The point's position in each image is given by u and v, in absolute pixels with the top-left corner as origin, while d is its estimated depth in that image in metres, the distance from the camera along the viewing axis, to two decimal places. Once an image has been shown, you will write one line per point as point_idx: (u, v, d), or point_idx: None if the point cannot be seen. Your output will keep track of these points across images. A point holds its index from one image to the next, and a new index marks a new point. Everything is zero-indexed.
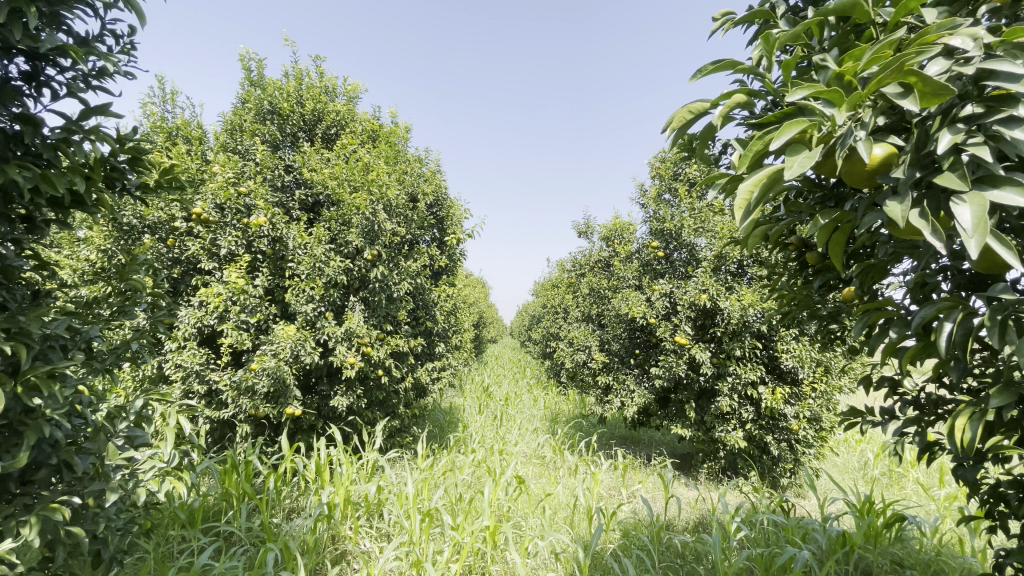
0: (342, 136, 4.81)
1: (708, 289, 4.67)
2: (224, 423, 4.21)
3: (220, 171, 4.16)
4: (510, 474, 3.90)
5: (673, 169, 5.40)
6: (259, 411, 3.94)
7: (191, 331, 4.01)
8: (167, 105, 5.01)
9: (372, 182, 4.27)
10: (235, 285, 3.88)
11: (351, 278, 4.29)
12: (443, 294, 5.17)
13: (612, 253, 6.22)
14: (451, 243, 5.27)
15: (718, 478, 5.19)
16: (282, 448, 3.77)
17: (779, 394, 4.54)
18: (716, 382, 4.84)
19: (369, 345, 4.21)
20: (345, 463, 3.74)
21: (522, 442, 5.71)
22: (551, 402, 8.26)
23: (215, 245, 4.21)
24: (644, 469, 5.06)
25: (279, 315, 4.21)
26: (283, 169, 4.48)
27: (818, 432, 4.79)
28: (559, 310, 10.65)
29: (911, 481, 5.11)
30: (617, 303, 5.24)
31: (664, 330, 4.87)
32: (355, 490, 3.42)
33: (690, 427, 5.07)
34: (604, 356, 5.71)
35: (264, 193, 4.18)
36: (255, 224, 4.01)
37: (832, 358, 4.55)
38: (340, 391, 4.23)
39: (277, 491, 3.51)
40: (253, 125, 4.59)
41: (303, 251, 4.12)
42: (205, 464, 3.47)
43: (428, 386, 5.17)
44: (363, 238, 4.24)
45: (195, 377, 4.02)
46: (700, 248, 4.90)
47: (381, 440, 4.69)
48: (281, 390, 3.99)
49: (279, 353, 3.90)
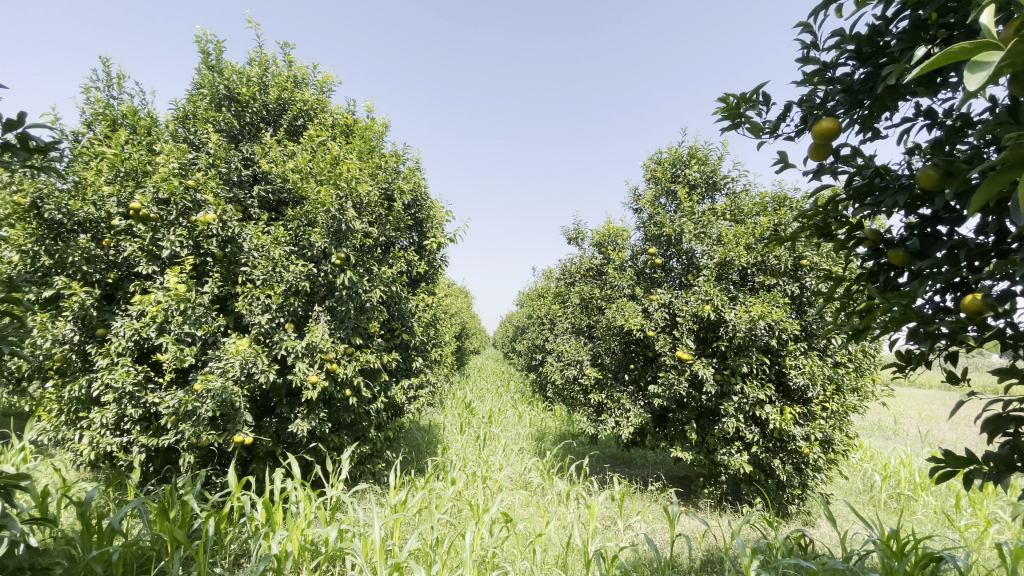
0: (309, 127, 4.32)
1: (711, 299, 4.28)
2: (165, 451, 3.63)
3: (164, 162, 3.62)
4: (496, 511, 3.41)
5: (670, 171, 5.03)
6: (203, 438, 3.39)
7: (126, 346, 3.45)
8: (111, 90, 4.44)
9: (341, 177, 3.79)
10: (175, 292, 3.31)
11: (316, 285, 3.79)
12: (422, 303, 4.67)
13: (605, 260, 5.80)
14: (430, 247, 4.78)
15: (721, 505, 4.77)
16: (229, 481, 3.22)
17: (789, 414, 4.15)
18: (721, 401, 4.44)
19: (335, 361, 3.71)
20: (303, 500, 3.22)
21: (508, 465, 5.23)
22: (537, 420, 7.78)
23: (157, 246, 3.65)
24: (643, 496, 4.62)
25: (231, 327, 3.68)
26: (239, 162, 3.97)
27: (829, 455, 4.42)
28: (544, 320, 10.21)
29: (922, 506, 4.79)
30: (612, 314, 4.82)
31: (664, 344, 4.46)
32: (313, 534, 2.92)
33: (690, 450, 4.64)
34: (597, 372, 5.26)
35: (215, 186, 3.66)
36: (202, 222, 3.49)
37: (843, 375, 4.20)
38: (301, 414, 3.70)
39: (221, 535, 2.97)
40: (208, 112, 4.07)
41: (259, 253, 3.62)
42: (132, 504, 2.89)
43: (404, 406, 4.67)
44: (328, 239, 3.75)
45: (129, 400, 3.45)
46: (701, 256, 4.53)
47: (350, 468, 4.17)
48: (229, 414, 3.45)
49: (227, 371, 3.37)
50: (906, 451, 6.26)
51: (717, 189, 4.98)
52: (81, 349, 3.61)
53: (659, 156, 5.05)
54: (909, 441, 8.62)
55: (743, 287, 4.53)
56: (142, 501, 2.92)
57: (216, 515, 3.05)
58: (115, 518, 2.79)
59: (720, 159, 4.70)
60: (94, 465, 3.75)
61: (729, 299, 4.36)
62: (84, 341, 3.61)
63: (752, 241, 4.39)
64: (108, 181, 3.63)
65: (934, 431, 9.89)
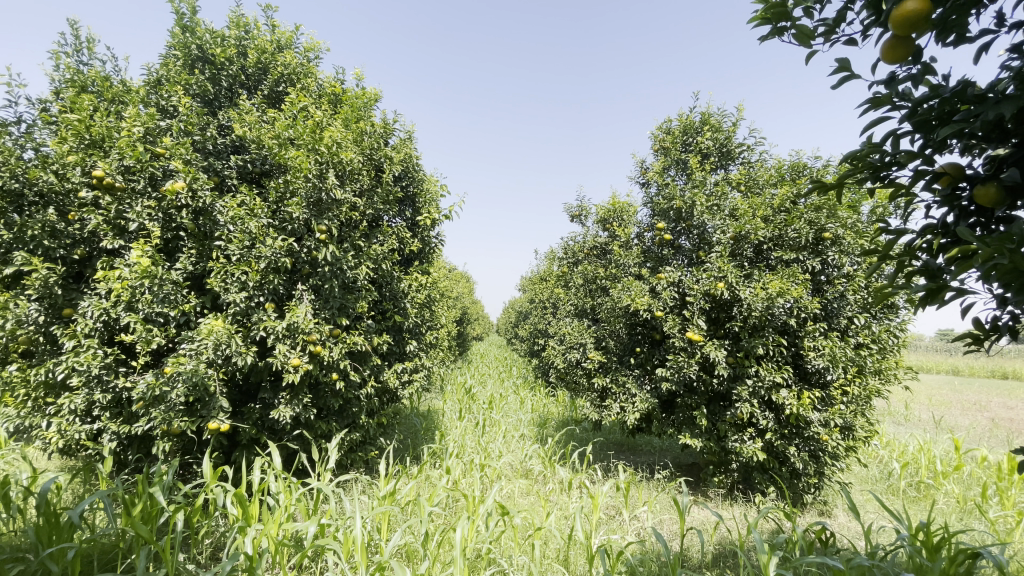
0: (290, 92, 3.99)
1: (725, 276, 3.98)
2: (139, 439, 3.40)
3: (129, 127, 3.32)
4: (492, 503, 3.17)
5: (680, 141, 4.69)
6: (174, 425, 3.14)
7: (93, 326, 3.20)
8: (79, 53, 4.13)
9: (321, 143, 3.47)
10: (141, 267, 3.05)
11: (298, 261, 3.52)
12: (415, 282, 4.39)
13: (610, 238, 5.48)
14: (424, 224, 4.49)
15: (731, 494, 4.53)
16: (204, 471, 2.98)
17: (807, 399, 3.88)
18: (734, 385, 4.16)
19: (319, 343, 3.45)
20: (284, 492, 2.99)
21: (508, 452, 5.00)
22: (539, 405, 7.54)
23: (124, 220, 3.38)
24: (650, 486, 4.38)
25: (207, 307, 3.42)
26: (214, 129, 3.67)
27: (849, 443, 4.16)
28: (547, 305, 9.93)
29: (944, 495, 4.54)
30: (617, 294, 4.52)
31: (673, 324, 4.18)
32: (292, 529, 2.68)
33: (700, 437, 4.38)
34: (601, 355, 4.98)
35: (185, 154, 3.37)
36: (170, 191, 3.20)
37: (866, 358, 3.91)
38: (283, 400, 3.46)
39: (192, 530, 2.73)
40: (180, 75, 3.76)
41: (235, 227, 3.35)
42: (95, 497, 2.65)
43: (398, 391, 4.42)
44: (308, 210, 3.47)
45: (97, 384, 3.21)
46: (713, 231, 4.22)
47: (339, 456, 3.94)
48: (203, 400, 3.21)
49: (200, 354, 3.12)
50: (925, 438, 5.99)
51: (730, 159, 4.64)
52: (47, 330, 3.36)
53: (667, 125, 4.71)
54: (922, 427, 8.37)
55: (758, 264, 4.24)
56: (106, 494, 2.68)
57: (188, 509, 2.81)
58: (75, 512, 2.55)
59: (734, 126, 4.35)
60: (66, 454, 3.53)
61: (743, 276, 4.06)
62: (50, 322, 3.36)
63: (769, 214, 4.08)
64: (71, 148, 3.35)
65: (947, 416, 9.62)
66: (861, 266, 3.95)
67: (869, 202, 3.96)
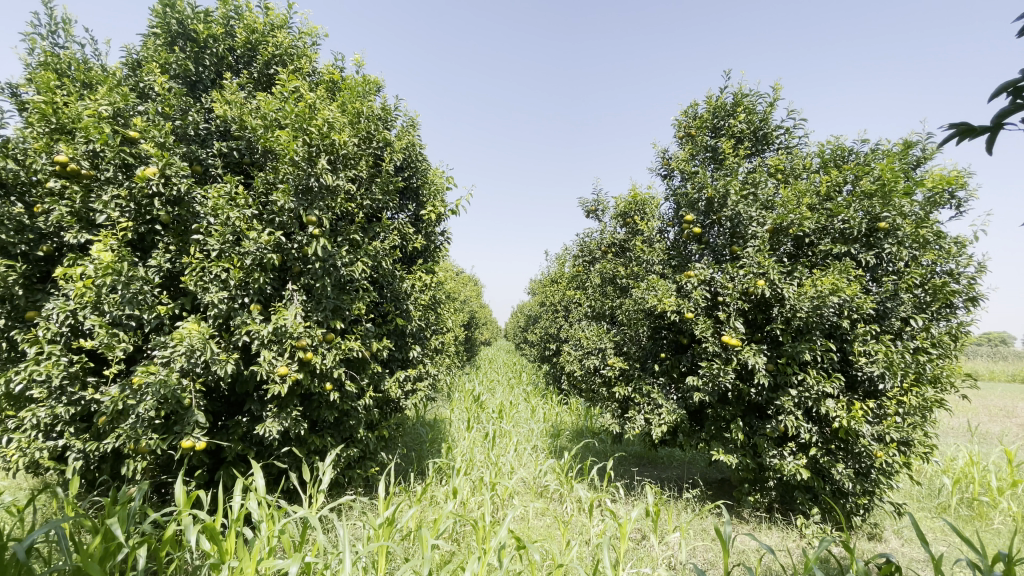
0: (281, 73, 3.63)
1: (766, 273, 3.55)
2: (110, 457, 3.04)
3: (94, 107, 2.97)
4: (507, 535, 2.75)
5: (709, 125, 4.27)
6: (143, 444, 2.76)
7: (56, 330, 2.85)
8: (58, 37, 3.85)
9: (312, 124, 3.09)
10: (102, 262, 2.68)
11: (287, 258, 3.14)
12: (420, 282, 4.00)
13: (630, 234, 5.08)
14: (429, 218, 4.10)
15: (769, 516, 4.09)
16: (176, 496, 2.59)
17: (860, 411, 3.43)
18: (775, 395, 3.73)
19: (310, 350, 3.05)
20: (266, 522, 2.58)
21: (521, 466, 4.60)
22: (552, 414, 7.13)
23: (93, 212, 3.04)
24: (678, 507, 3.95)
25: (185, 309, 3.06)
26: (195, 113, 3.33)
27: (906, 460, 3.68)
28: (559, 308, 9.51)
29: (1005, 516, 4.08)
30: (640, 293, 4.10)
31: (705, 328, 3.75)
32: (272, 568, 2.29)
33: (734, 453, 3.94)
34: (621, 362, 4.55)
35: (160, 136, 3.02)
36: (140, 177, 2.85)
37: (926, 363, 3.47)
38: (270, 414, 3.07)
39: (158, 566, 2.36)
40: (159, 53, 3.43)
41: (215, 220, 2.99)
42: (47, 527, 2.22)
43: (400, 402, 4.03)
44: (297, 200, 3.09)
45: (61, 396, 2.86)
46: (748, 223, 3.81)
47: (334, 474, 3.56)
48: (177, 415, 2.83)
49: (173, 362, 2.74)
50: (974, 449, 5.51)
51: (765, 144, 4.23)
52: (8, 335, 3.03)
53: (694, 108, 4.30)
54: (959, 435, 7.82)
55: (799, 259, 3.81)
56: (60, 524, 2.27)
57: (153, 542, 2.42)
58: (20, 547, 2.13)
59: (771, 107, 3.93)
60: (32, 472, 3.19)
61: (784, 273, 3.63)
62: (12, 326, 3.03)
63: (813, 204, 3.67)
64: (37, 134, 3.02)
65: (982, 423, 9.06)
66: (920, 261, 3.50)
67: (925, 188, 3.58)
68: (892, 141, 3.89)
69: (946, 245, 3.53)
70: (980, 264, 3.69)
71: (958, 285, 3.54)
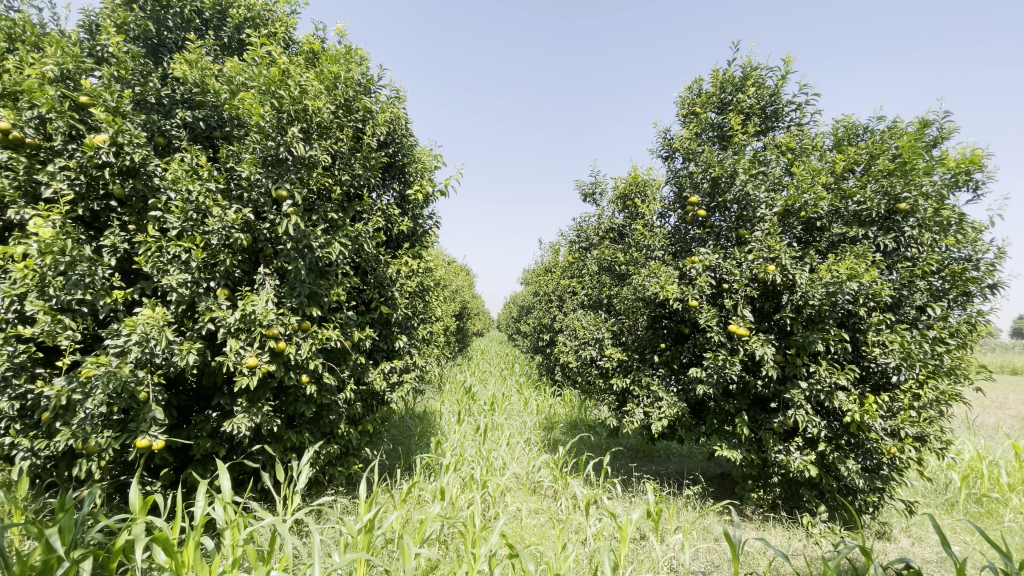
0: (252, 37, 3.33)
1: (776, 257, 3.33)
2: (63, 455, 2.77)
3: (39, 68, 2.66)
4: (498, 539, 2.51)
5: (715, 101, 4.02)
6: (93, 442, 2.49)
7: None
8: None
9: (282, 88, 2.80)
10: (42, 239, 2.38)
11: (258, 239, 2.87)
12: (406, 268, 3.74)
13: (629, 218, 4.83)
14: (415, 198, 3.82)
15: (773, 514, 3.90)
16: (131, 501, 2.32)
17: (874, 405, 3.22)
18: (783, 388, 3.52)
19: (282, 339, 2.77)
20: (231, 529, 2.33)
21: (513, 461, 4.37)
22: (546, 406, 6.91)
23: (39, 184, 2.73)
24: (679, 505, 3.75)
25: (143, 293, 2.76)
26: (157, 77, 3.02)
27: (919, 456, 3.49)
28: (552, 298, 9.28)
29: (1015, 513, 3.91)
30: (640, 280, 3.86)
31: (710, 317, 3.52)
32: None
33: (739, 448, 3.74)
34: (619, 352, 4.32)
35: (112, 100, 2.70)
36: (88, 145, 2.54)
37: (943, 353, 3.26)
38: (239, 410, 2.80)
39: None
40: (115, 12, 3.10)
41: (175, 194, 2.70)
42: None
43: (385, 395, 3.78)
44: (266, 173, 2.81)
45: (3, 389, 2.58)
46: (757, 205, 3.57)
47: (313, 473, 3.31)
48: (133, 411, 2.56)
49: (126, 352, 2.46)
50: (979, 443, 5.35)
51: (774, 121, 4.01)
52: None
53: (699, 83, 4.04)
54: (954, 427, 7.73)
55: (810, 243, 3.59)
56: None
57: (102, 553, 2.16)
58: None
59: (782, 80, 3.67)
60: None
61: (793, 258, 3.41)
62: None
63: (827, 183, 3.44)
64: None
65: (975, 415, 9.03)
66: (939, 246, 3.29)
67: (945, 168, 3.35)
68: (907, 119, 3.67)
69: (968, 228, 3.31)
70: (999, 249, 3.49)
71: (977, 272, 3.33)
